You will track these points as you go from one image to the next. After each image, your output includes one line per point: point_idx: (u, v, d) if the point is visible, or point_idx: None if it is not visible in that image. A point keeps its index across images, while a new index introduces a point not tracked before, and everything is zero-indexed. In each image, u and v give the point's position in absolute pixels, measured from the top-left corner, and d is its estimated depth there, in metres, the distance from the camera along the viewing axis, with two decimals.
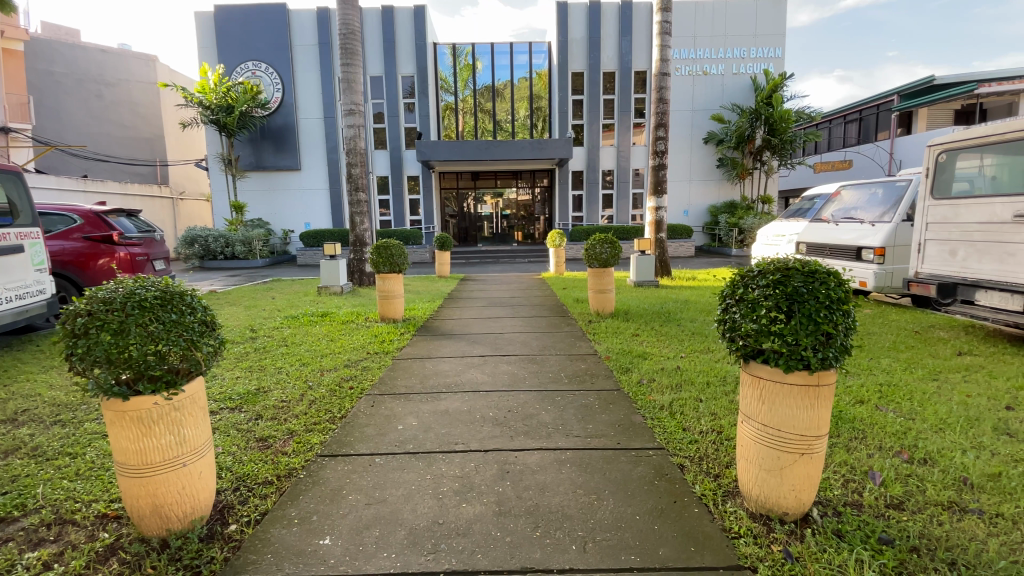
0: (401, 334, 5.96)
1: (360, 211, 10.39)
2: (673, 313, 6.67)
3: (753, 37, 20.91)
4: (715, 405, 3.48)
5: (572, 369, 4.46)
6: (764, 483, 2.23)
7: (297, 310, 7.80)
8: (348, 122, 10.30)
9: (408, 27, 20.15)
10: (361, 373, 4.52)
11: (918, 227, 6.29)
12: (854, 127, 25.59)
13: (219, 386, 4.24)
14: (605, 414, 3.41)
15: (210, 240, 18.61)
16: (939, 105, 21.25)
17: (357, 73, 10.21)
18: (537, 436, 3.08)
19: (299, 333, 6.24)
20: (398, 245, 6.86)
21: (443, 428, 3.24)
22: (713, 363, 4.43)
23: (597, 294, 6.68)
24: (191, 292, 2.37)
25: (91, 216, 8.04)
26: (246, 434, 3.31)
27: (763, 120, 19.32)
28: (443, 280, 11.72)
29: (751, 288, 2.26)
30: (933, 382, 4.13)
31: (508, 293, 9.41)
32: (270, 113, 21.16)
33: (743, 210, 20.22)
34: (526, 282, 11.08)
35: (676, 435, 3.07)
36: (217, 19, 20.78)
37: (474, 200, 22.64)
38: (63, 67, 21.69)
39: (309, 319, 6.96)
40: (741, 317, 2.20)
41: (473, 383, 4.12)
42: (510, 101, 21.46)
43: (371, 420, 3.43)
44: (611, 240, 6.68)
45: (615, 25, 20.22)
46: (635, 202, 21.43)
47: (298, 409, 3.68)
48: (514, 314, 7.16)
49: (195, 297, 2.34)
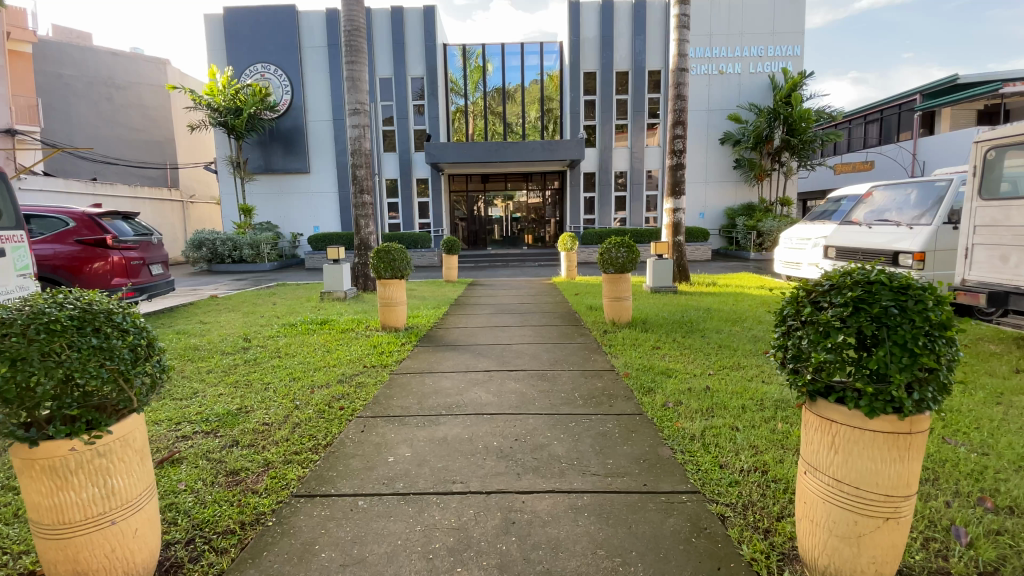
0: (402, 345, 5.55)
1: (365, 213, 10.02)
2: (695, 323, 6.19)
3: (771, 35, 20.34)
4: (755, 436, 3.01)
5: (587, 388, 3.99)
6: (834, 553, 1.77)
7: (296, 317, 7.42)
8: (352, 122, 9.93)
9: (417, 27, 19.87)
10: (354, 391, 4.10)
11: (964, 231, 5.72)
12: (874, 128, 24.86)
13: (197, 406, 3.85)
14: (627, 445, 2.96)
15: (217, 243, 18.41)
16: (964, 104, 20.48)
17: (362, 71, 9.85)
18: (548, 474, 2.63)
19: (294, 342, 5.85)
20: (400, 249, 6.44)
21: (440, 461, 2.81)
22: (747, 384, 3.94)
23: (612, 301, 6.22)
24: (124, 309, 1.96)
25: (84, 220, 7.74)
26: (216, 466, 2.91)
27: (782, 120, 18.78)
28: (451, 285, 11.29)
29: (823, 306, 1.79)
30: (997, 407, 3.60)
31: (517, 299, 8.96)
32: (279, 116, 20.98)
33: (761, 212, 19.60)
34: (537, 287, 10.61)
35: (711, 475, 2.61)
36: (226, 21, 20.69)
37: (484, 204, 22.24)
38: (73, 70, 21.73)
39: (306, 327, 6.57)
40: (811, 344, 1.73)
41: (477, 405, 3.67)
42: (521, 104, 21.06)
43: (359, 450, 3.01)
44: (628, 244, 6.22)
45: (628, 23, 19.76)
46: (649, 205, 20.89)
47: (279, 435, 3.27)
48: (524, 323, 6.70)
49: (127, 314, 1.94)
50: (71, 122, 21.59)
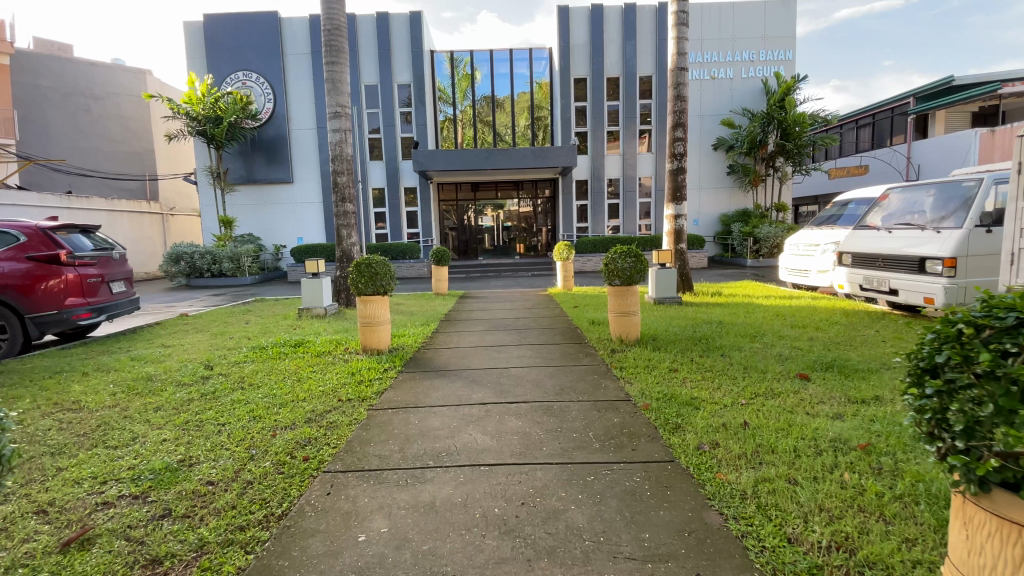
0: (384, 371, 4.88)
1: (347, 223, 9.36)
2: (709, 338, 5.61)
3: (763, 39, 20.07)
4: (823, 498, 2.42)
5: (602, 426, 3.35)
6: None
7: (268, 338, 6.71)
8: (333, 126, 9.28)
9: (404, 34, 19.41)
10: (324, 433, 3.43)
11: (1009, 234, 5.23)
12: (866, 132, 24.67)
13: (130, 460, 3.18)
14: (664, 511, 2.36)
15: (196, 257, 17.67)
16: (959, 106, 20.30)
17: (343, 72, 9.24)
18: (569, 561, 2.01)
19: (262, 370, 5.17)
20: (383, 262, 5.80)
21: (424, 542, 2.17)
22: (791, 418, 3.36)
23: (619, 316, 5.58)
24: None
25: (37, 234, 6.97)
26: (135, 550, 2.27)
27: (776, 124, 18.46)
28: (440, 298, 10.63)
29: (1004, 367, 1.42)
30: None
31: (512, 313, 8.31)
32: (261, 124, 20.31)
33: (757, 218, 19.19)
34: (533, 299, 9.97)
35: (783, 556, 2.02)
36: (206, 28, 20.05)
37: (474, 213, 21.64)
38: (50, 81, 20.95)
39: (278, 351, 5.88)
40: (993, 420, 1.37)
41: (472, 452, 3.01)
42: (511, 112, 20.60)
43: (322, 524, 2.36)
44: (636, 252, 5.66)
45: (618, 29, 19.42)
46: (643, 212, 20.42)
47: (222, 501, 2.60)
48: (521, 342, 6.04)
49: None
50: (49, 134, 20.80)
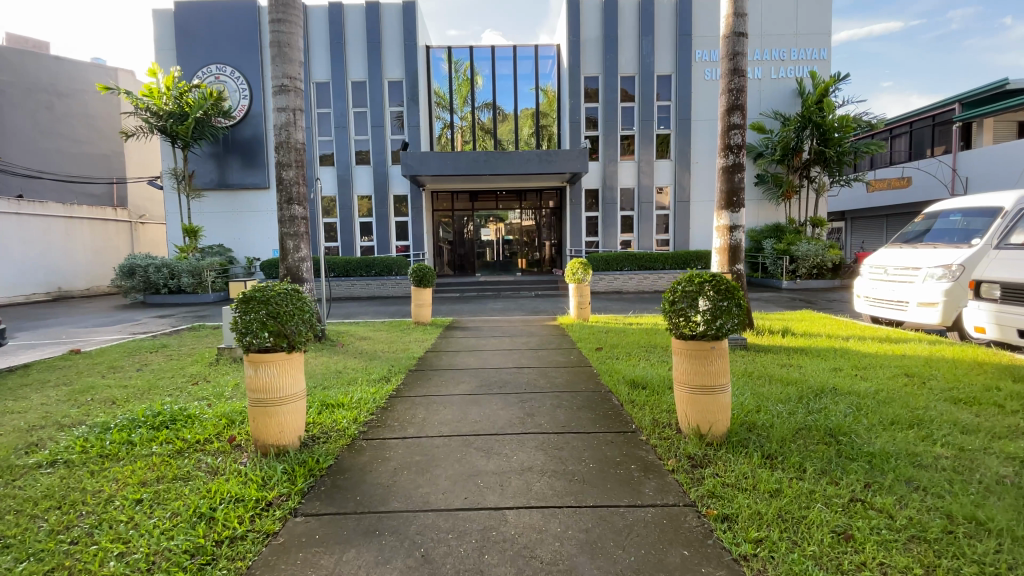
0: (262, 513, 2.55)
1: (294, 232, 7.09)
2: (847, 433, 3.29)
3: (795, 37, 17.95)
4: None
5: None
6: None
7: (136, 406, 4.37)
8: (279, 104, 7.03)
9: (395, 26, 17.29)
10: None
11: None
12: (903, 141, 22.54)
13: None
14: None
15: (151, 270, 15.34)
16: (1011, 112, 18.04)
17: (295, 36, 6.99)
18: None
19: (55, 496, 2.83)
20: (295, 294, 3.51)
21: None
22: None
23: (694, 393, 3.23)
24: None
25: None
26: None
27: (813, 127, 16.22)
28: (420, 329, 8.31)
29: None
30: None
31: (511, 358, 5.97)
32: (235, 124, 18.16)
33: (792, 234, 16.87)
34: (540, 333, 7.64)
35: None
36: (176, 16, 17.97)
37: (473, 225, 19.35)
38: (8, 75, 18.66)
39: (125, 439, 3.57)
40: None
41: None
42: (513, 119, 18.47)
43: None
44: (724, 282, 3.39)
45: (634, 23, 17.34)
46: (661, 225, 18.17)
47: None
48: (524, 423, 3.70)
49: None
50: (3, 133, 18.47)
